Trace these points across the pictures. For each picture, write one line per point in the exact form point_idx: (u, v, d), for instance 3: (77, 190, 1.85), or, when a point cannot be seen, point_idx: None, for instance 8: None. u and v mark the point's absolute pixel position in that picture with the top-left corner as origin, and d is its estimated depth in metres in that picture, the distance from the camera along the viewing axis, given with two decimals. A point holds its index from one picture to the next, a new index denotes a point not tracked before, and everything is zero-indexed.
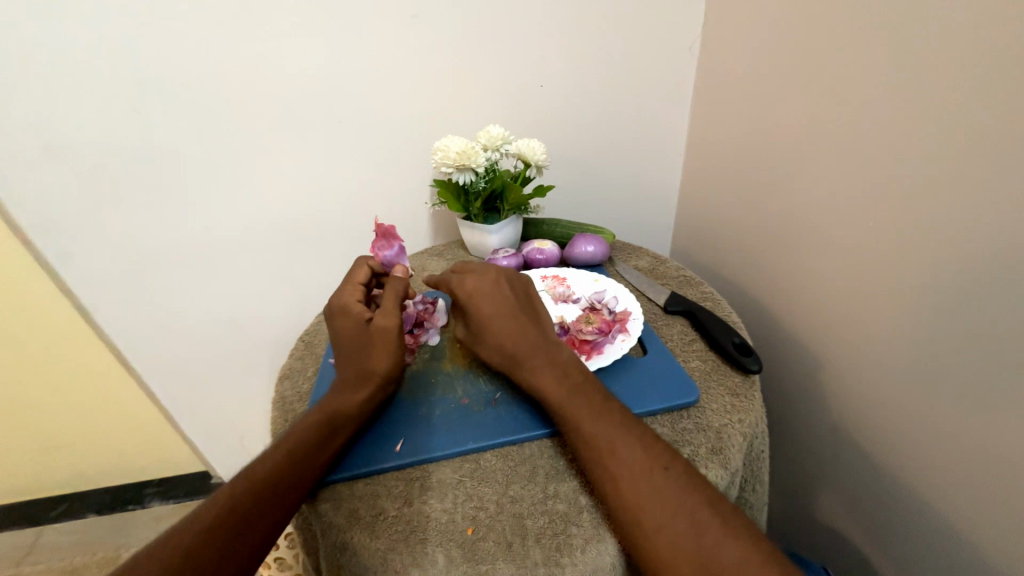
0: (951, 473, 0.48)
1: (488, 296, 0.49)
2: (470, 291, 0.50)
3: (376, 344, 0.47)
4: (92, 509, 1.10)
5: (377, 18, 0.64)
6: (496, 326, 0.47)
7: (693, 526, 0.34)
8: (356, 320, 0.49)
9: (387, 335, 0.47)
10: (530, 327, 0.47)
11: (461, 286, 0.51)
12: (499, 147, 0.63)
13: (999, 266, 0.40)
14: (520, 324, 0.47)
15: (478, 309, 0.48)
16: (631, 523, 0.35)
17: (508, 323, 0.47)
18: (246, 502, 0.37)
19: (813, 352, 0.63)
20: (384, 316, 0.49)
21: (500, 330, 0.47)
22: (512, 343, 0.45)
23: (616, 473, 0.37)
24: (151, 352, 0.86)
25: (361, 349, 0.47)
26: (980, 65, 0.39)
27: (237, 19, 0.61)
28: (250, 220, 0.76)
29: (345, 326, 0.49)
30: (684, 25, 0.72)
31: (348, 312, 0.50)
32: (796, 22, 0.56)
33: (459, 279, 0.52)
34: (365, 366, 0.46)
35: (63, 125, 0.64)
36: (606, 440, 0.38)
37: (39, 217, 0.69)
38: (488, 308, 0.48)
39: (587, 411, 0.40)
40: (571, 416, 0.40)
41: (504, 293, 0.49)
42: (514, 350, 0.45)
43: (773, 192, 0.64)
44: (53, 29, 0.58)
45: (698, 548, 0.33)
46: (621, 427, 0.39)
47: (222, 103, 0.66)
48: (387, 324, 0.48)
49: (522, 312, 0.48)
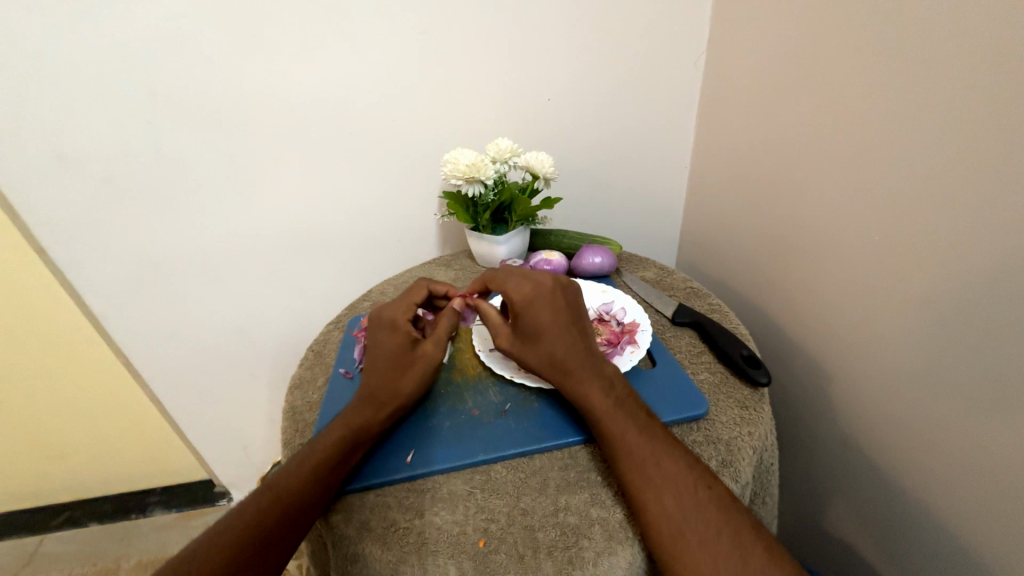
0: (960, 485, 0.48)
1: (544, 301, 0.48)
2: (525, 295, 0.48)
3: (415, 369, 0.47)
4: (94, 518, 1.11)
5: (387, 34, 0.65)
6: (550, 333, 0.46)
7: (702, 543, 0.34)
8: (401, 338, 0.49)
9: (429, 363, 0.47)
10: (579, 339, 0.46)
11: (517, 286, 0.49)
12: (507, 159, 0.64)
13: (1008, 279, 0.40)
14: (570, 333, 0.46)
15: (531, 315, 0.47)
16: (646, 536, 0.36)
17: (561, 331, 0.46)
18: (267, 519, 0.38)
19: (819, 362, 0.63)
20: (433, 344, 0.48)
21: (555, 338, 0.46)
22: (565, 353, 0.45)
23: (634, 489, 0.38)
24: (160, 359, 0.86)
25: (393, 370, 0.47)
26: (982, 81, 0.39)
27: (248, 32, 0.62)
28: (260, 230, 0.77)
29: (390, 342, 0.49)
30: (690, 37, 0.73)
31: (397, 327, 0.50)
32: (800, 37, 0.57)
33: (511, 283, 0.50)
34: (400, 390, 0.46)
35: (79, 136, 0.65)
36: (638, 457, 0.39)
37: (51, 224, 0.70)
38: (539, 314, 0.47)
39: (624, 428, 0.40)
40: (606, 432, 0.41)
41: (557, 299, 0.48)
42: (565, 359, 0.45)
43: (778, 204, 0.65)
44: (64, 40, 0.59)
45: (707, 565, 0.33)
46: (638, 441, 0.39)
47: (234, 114, 0.67)
48: (432, 352, 0.48)
49: (573, 322, 0.47)
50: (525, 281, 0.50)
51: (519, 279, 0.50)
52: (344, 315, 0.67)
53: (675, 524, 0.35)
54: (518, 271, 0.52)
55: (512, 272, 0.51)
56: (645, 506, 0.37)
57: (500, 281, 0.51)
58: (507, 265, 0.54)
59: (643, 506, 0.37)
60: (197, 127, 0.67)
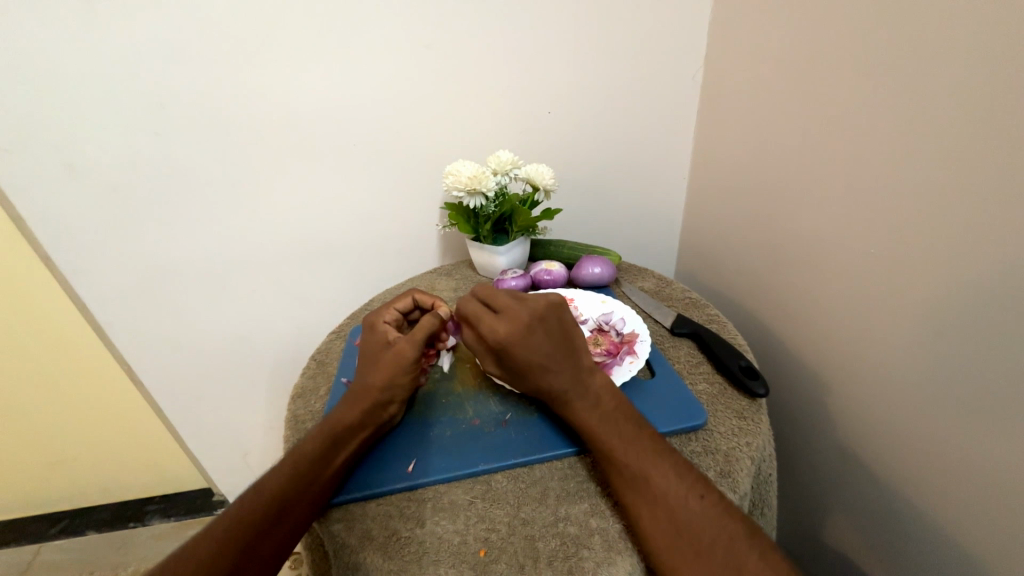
0: (958, 494, 0.48)
1: (519, 340, 0.45)
2: (497, 338, 0.46)
3: (387, 365, 0.47)
4: (91, 527, 1.10)
5: (391, 49, 0.67)
6: (534, 369, 0.45)
7: (702, 556, 0.35)
8: (379, 339, 0.50)
9: (400, 361, 0.47)
10: (568, 367, 0.45)
11: (487, 328, 0.47)
12: (509, 171, 0.65)
13: (1004, 290, 0.41)
14: (555, 365, 0.45)
15: (510, 355, 0.45)
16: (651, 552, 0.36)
17: (546, 366, 0.45)
18: (256, 517, 0.38)
19: (817, 372, 0.64)
20: (409, 343, 0.48)
21: (541, 373, 0.45)
22: (553, 387, 0.45)
23: (635, 503, 0.38)
24: (162, 367, 0.87)
25: (369, 367, 0.48)
26: (975, 98, 0.41)
27: (258, 47, 0.64)
28: (263, 239, 0.78)
29: (368, 343, 0.50)
30: (689, 52, 0.75)
31: (376, 329, 0.51)
32: (796, 53, 0.58)
33: (482, 324, 0.47)
34: (371, 384, 0.46)
35: (88, 146, 0.66)
36: (638, 470, 0.39)
37: (58, 233, 0.71)
38: (517, 354, 0.45)
39: (621, 443, 0.41)
40: (603, 448, 0.41)
41: (518, 332, 0.45)
42: (554, 391, 0.44)
43: (776, 215, 0.66)
44: (76, 53, 0.61)
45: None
46: (637, 454, 0.40)
47: (240, 125, 0.69)
48: (407, 351, 0.47)
49: (557, 350, 0.45)
50: (497, 319, 0.47)
51: (491, 318, 0.47)
52: (346, 324, 0.67)
53: (672, 537, 0.36)
54: (491, 300, 0.49)
55: (484, 306, 0.49)
56: (645, 518, 0.37)
57: (473, 318, 0.49)
58: (479, 290, 0.51)
59: (642, 519, 0.37)
60: (205, 138, 0.69)
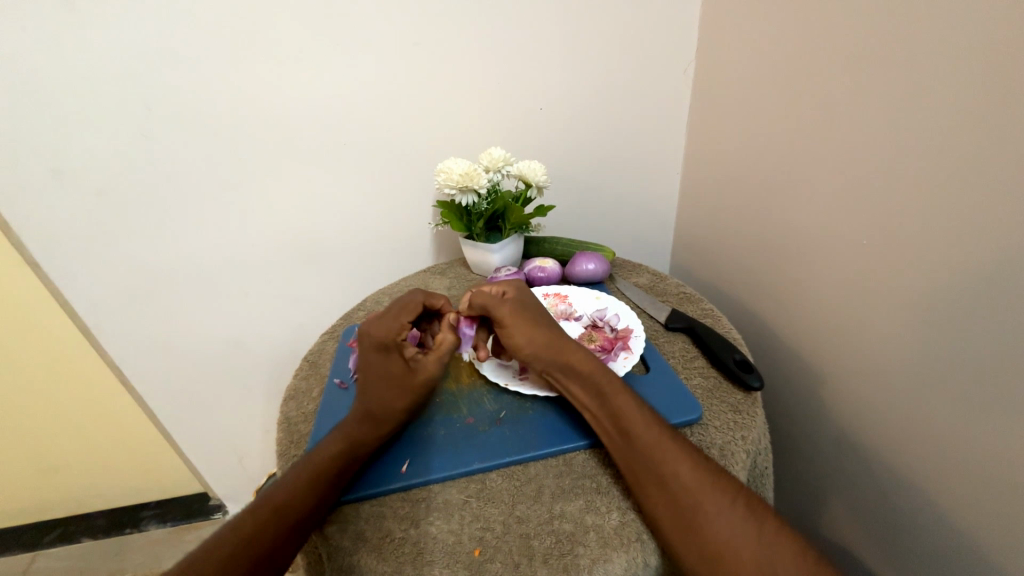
0: (955, 485, 0.48)
1: (527, 295, 0.53)
2: (512, 288, 0.54)
3: (415, 385, 0.47)
4: (87, 534, 1.10)
5: (379, 47, 0.66)
6: (540, 316, 0.50)
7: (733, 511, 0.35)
8: (397, 356, 0.48)
9: (429, 379, 0.47)
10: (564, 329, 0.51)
11: (498, 286, 0.54)
12: (500, 168, 0.65)
13: (999, 280, 0.41)
14: (555, 321, 0.51)
15: (520, 302, 0.52)
16: (688, 514, 0.36)
17: (548, 317, 0.51)
18: (263, 532, 0.37)
19: (812, 365, 0.64)
20: (434, 360, 0.48)
21: (546, 320, 0.50)
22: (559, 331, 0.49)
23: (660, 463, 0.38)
24: (154, 372, 0.86)
25: (388, 388, 0.46)
26: (968, 87, 0.40)
27: (244, 47, 0.63)
28: (255, 241, 0.77)
29: (383, 361, 0.48)
30: (680, 46, 0.74)
31: (390, 345, 0.49)
32: (787, 45, 0.58)
33: (494, 282, 0.55)
34: (394, 405, 0.46)
35: (72, 150, 0.65)
36: (653, 436, 0.40)
37: (45, 238, 0.70)
38: (526, 301, 0.52)
39: (637, 410, 0.42)
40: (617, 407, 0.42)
41: (537, 297, 0.53)
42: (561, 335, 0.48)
43: (769, 209, 0.66)
44: (57, 55, 0.60)
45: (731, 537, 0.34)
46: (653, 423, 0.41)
47: (228, 126, 0.68)
48: (433, 368, 0.48)
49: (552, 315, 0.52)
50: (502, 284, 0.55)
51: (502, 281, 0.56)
52: (339, 325, 0.67)
53: (697, 491, 0.36)
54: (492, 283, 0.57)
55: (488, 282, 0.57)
56: (653, 495, 0.38)
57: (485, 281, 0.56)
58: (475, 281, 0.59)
59: (667, 474, 0.38)
60: (194, 140, 0.68)
